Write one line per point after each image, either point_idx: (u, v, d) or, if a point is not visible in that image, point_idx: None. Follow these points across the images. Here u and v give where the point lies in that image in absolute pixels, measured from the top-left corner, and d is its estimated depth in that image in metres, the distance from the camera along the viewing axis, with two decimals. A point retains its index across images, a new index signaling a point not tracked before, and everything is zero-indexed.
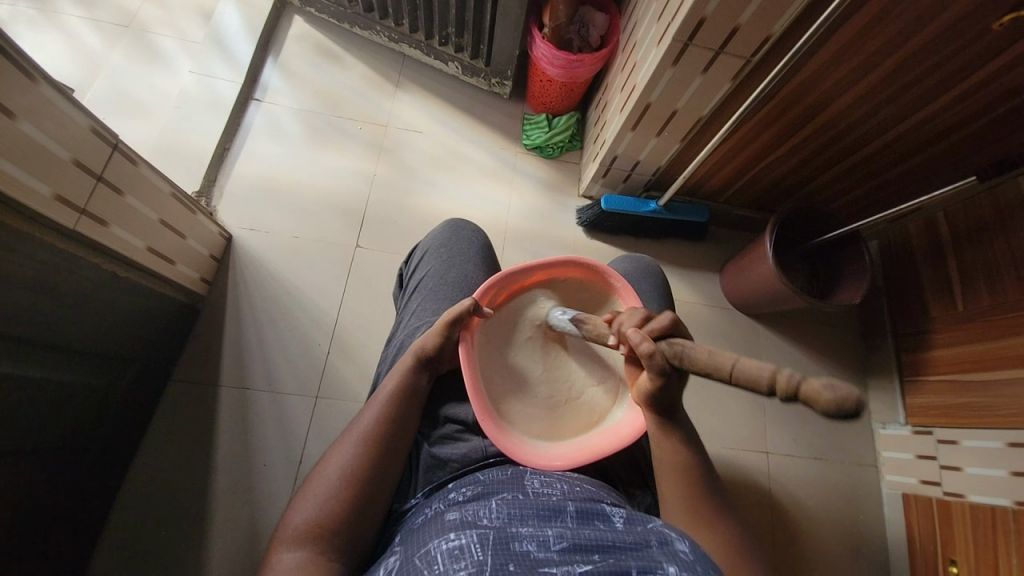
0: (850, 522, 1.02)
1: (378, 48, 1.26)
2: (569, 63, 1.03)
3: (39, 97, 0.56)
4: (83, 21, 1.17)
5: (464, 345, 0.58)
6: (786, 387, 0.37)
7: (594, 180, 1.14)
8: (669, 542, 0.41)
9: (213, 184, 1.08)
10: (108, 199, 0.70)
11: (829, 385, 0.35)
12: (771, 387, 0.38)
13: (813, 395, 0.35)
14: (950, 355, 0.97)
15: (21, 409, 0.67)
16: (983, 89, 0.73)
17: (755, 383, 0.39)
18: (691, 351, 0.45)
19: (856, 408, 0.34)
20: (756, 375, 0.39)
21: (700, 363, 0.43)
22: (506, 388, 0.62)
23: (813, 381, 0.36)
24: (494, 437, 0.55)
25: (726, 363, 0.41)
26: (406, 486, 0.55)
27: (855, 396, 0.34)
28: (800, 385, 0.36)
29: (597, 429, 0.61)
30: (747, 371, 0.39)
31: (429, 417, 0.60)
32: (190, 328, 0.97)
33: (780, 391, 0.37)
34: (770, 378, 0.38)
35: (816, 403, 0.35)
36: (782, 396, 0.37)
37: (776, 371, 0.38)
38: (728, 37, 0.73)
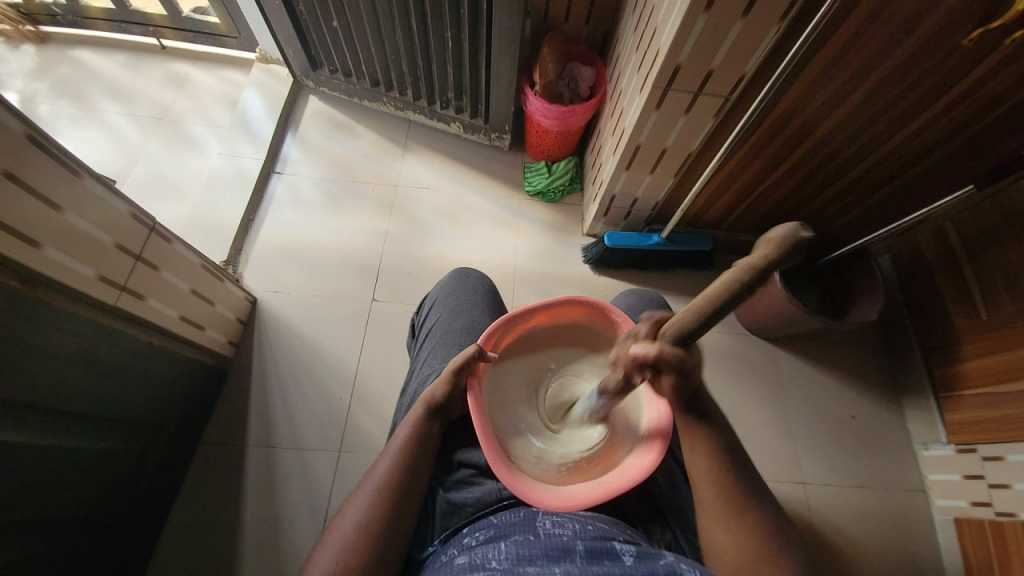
0: (903, 554, 0.96)
1: (386, 117, 1.36)
2: (562, 114, 1.09)
3: (84, 190, 0.63)
4: (124, 116, 1.32)
5: (471, 392, 0.59)
6: (747, 276, 0.37)
7: (596, 220, 1.18)
8: (676, 571, 0.42)
9: (239, 253, 1.16)
10: (145, 275, 0.76)
11: (770, 242, 0.36)
12: (742, 289, 0.38)
13: (767, 260, 0.36)
14: (983, 367, 0.93)
15: (61, 478, 0.71)
16: (963, 102, 0.76)
17: (730, 298, 0.39)
18: (677, 326, 0.45)
19: (796, 234, 0.35)
20: (723, 293, 0.39)
21: (694, 322, 0.44)
22: (516, 436, 0.63)
23: (754, 252, 0.37)
24: (505, 480, 0.53)
25: (703, 308, 0.41)
26: (422, 533, 0.56)
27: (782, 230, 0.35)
28: (750, 263, 0.37)
29: (617, 469, 0.58)
30: (716, 297, 0.39)
31: (443, 460, 0.61)
32: (218, 390, 1.01)
33: (745, 284, 0.37)
34: (732, 284, 0.38)
35: (777, 261, 0.35)
36: (755, 280, 0.37)
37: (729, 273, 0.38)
38: (704, 80, 0.78)
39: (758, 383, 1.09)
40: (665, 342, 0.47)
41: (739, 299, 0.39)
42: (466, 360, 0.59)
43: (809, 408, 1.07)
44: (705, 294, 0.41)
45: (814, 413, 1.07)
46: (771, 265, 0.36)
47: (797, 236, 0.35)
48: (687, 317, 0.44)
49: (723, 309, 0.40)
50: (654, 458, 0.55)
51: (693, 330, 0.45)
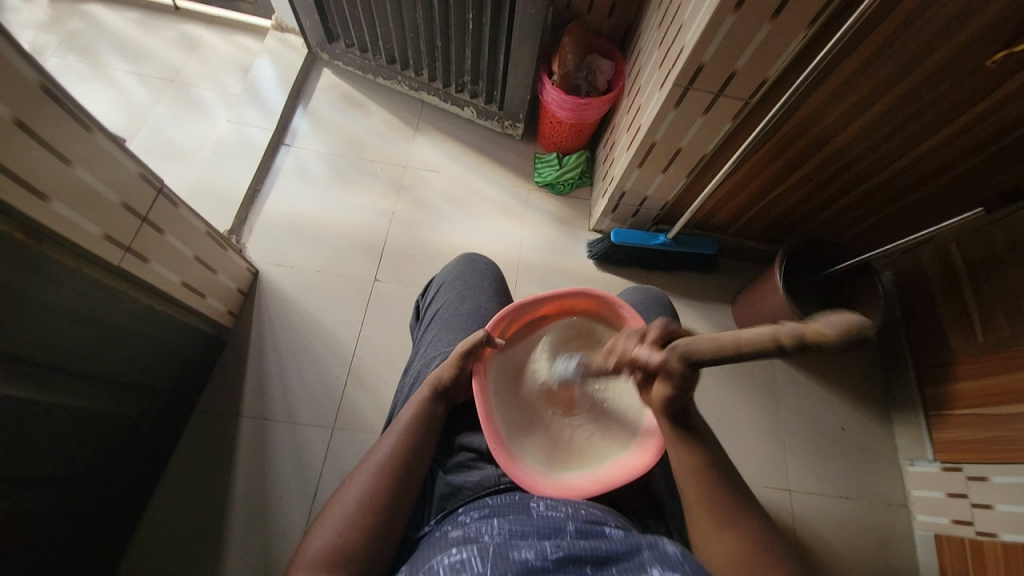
0: (880, 565, 0.97)
1: (399, 96, 1.35)
2: (578, 106, 1.09)
3: (94, 146, 0.62)
4: (131, 75, 1.29)
5: (476, 377, 0.61)
6: (791, 340, 0.37)
7: (604, 215, 1.18)
8: (659, 547, 0.43)
9: (243, 223, 1.15)
10: (150, 238, 0.75)
11: (830, 324, 0.35)
12: (778, 345, 0.38)
13: (820, 338, 0.36)
14: (974, 387, 0.95)
15: (55, 435, 0.70)
16: (981, 123, 0.76)
17: (761, 348, 0.39)
18: (693, 346, 0.45)
19: (860, 332, 0.35)
20: (757, 339, 0.39)
21: (705, 348, 0.44)
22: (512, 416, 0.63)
23: (811, 322, 0.36)
24: (506, 465, 0.55)
25: (730, 344, 0.41)
26: (422, 514, 0.56)
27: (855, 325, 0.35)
28: (802, 331, 0.36)
29: (614, 460, 0.60)
30: (749, 338, 0.39)
31: (444, 442, 0.61)
32: (215, 359, 1.01)
33: (787, 345, 0.37)
34: (773, 338, 0.38)
35: (826, 345, 0.35)
36: (794, 349, 0.37)
37: (777, 326, 0.38)
38: (726, 81, 0.77)
39: (752, 389, 1.10)
40: (673, 354, 0.47)
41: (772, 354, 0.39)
42: (474, 344, 0.60)
43: (801, 417, 1.08)
44: (741, 331, 0.40)
45: (805, 422, 1.08)
46: (819, 348, 0.36)
47: (860, 332, 0.35)
48: (707, 342, 0.43)
49: (747, 354, 0.40)
50: (654, 453, 0.58)
51: (703, 357, 0.44)
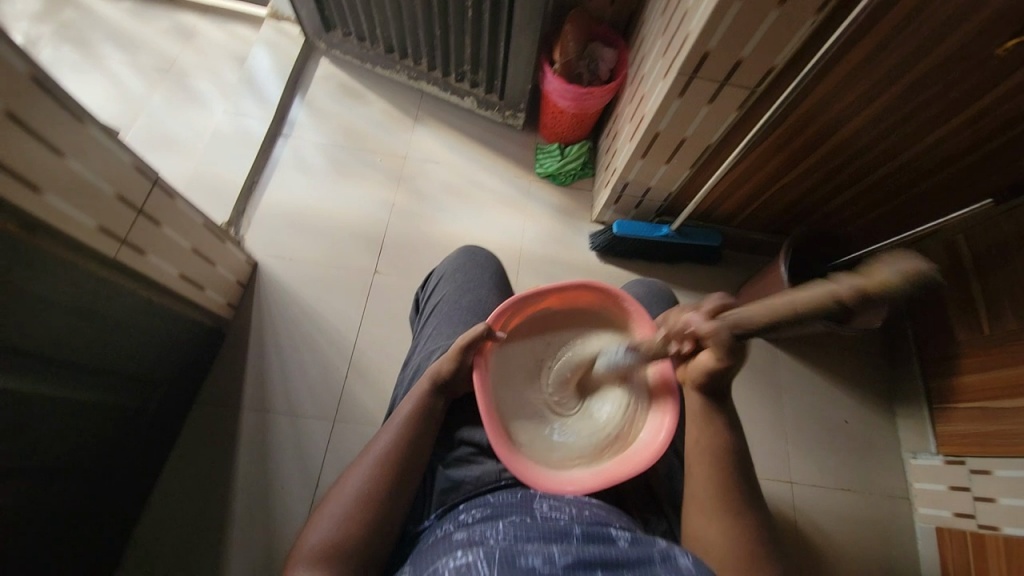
0: (882, 557, 0.97)
1: (398, 86, 1.33)
2: (580, 95, 1.07)
3: (86, 137, 0.61)
4: (127, 65, 1.27)
5: (477, 370, 0.60)
6: (851, 297, 0.37)
7: (606, 207, 1.16)
8: (671, 556, 0.43)
9: (241, 215, 1.14)
10: (146, 230, 0.74)
11: (887, 271, 0.35)
12: (837, 302, 0.38)
13: (878, 289, 0.35)
14: (980, 381, 0.94)
15: (53, 429, 0.70)
16: (992, 112, 0.74)
17: (822, 307, 0.39)
18: (749, 314, 0.46)
19: (923, 272, 0.34)
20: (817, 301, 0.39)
21: (762, 315, 0.45)
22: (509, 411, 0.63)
23: (868, 275, 0.36)
24: (506, 460, 0.55)
25: (786, 304, 0.41)
26: (421, 507, 0.56)
27: (918, 269, 0.34)
28: (861, 285, 0.36)
29: (620, 455, 0.59)
30: (807, 301, 0.39)
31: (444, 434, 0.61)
32: (215, 352, 1.00)
33: (847, 302, 0.37)
34: (832, 296, 0.38)
35: (887, 294, 0.35)
36: (850, 303, 0.37)
37: (832, 284, 0.38)
38: (731, 69, 0.76)
39: (755, 382, 1.09)
40: (725, 325, 0.49)
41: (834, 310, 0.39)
42: (475, 336, 0.59)
43: (804, 410, 1.08)
44: (794, 296, 0.41)
45: (808, 415, 1.07)
46: (886, 295, 0.35)
47: (923, 274, 0.34)
48: (759, 312, 0.44)
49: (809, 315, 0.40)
50: (659, 449, 0.57)
51: (761, 323, 0.45)
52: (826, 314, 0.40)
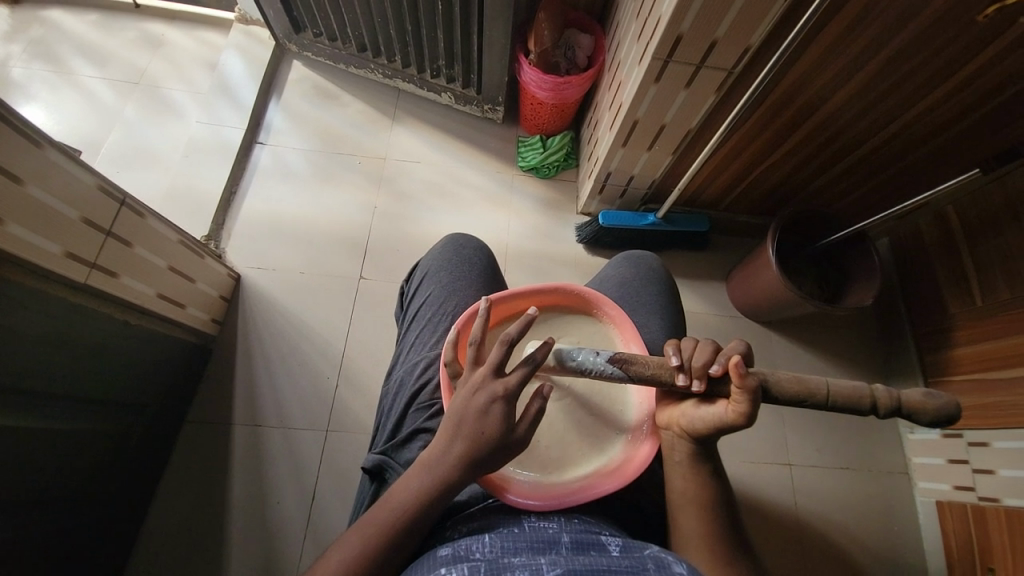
0: (882, 534, 0.98)
1: (374, 85, 1.30)
2: (558, 86, 1.04)
3: (47, 162, 0.59)
4: (97, 80, 1.24)
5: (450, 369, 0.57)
6: (889, 401, 0.44)
7: (591, 198, 1.15)
8: (666, 565, 0.42)
9: (221, 228, 1.12)
10: (117, 252, 0.72)
11: (931, 394, 0.43)
12: (876, 402, 0.45)
13: (918, 405, 0.43)
14: (973, 353, 0.93)
15: (38, 460, 0.69)
16: (977, 80, 0.72)
17: (859, 401, 0.45)
18: (783, 380, 0.48)
19: (954, 409, 0.43)
20: (857, 394, 0.46)
21: (793, 390, 0.47)
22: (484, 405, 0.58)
23: (910, 394, 0.44)
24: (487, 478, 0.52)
25: (828, 389, 0.46)
26: None
27: (958, 403, 0.43)
28: (904, 398, 0.44)
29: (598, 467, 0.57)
30: (846, 390, 0.46)
31: (393, 448, 0.62)
32: (203, 369, 0.99)
33: (883, 405, 0.45)
34: (872, 396, 0.45)
35: (922, 411, 0.43)
36: (885, 410, 0.45)
37: (874, 390, 0.45)
38: (707, 52, 0.74)
39: None
40: (759, 382, 0.48)
41: (863, 410, 0.46)
42: (526, 434, 0.49)
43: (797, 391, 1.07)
44: (833, 382, 0.47)
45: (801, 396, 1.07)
46: (916, 413, 0.43)
47: (950, 413, 0.44)
48: (792, 380, 0.47)
49: (840, 404, 0.46)
50: (639, 465, 0.55)
51: (785, 396, 0.48)
52: (854, 410, 0.46)
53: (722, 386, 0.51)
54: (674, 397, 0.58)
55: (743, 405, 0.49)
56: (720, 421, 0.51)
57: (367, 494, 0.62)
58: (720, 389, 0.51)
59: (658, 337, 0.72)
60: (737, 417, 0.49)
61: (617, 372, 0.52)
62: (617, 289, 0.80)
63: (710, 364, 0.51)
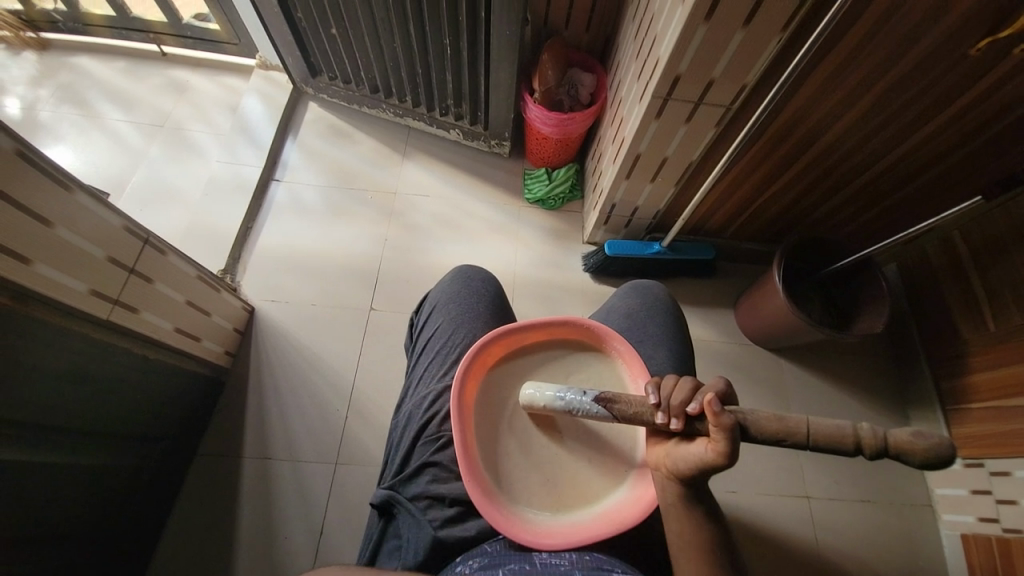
0: (907, 570, 0.94)
1: (385, 123, 1.36)
2: (562, 122, 1.08)
3: (76, 205, 0.62)
4: (123, 122, 1.31)
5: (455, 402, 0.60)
6: (874, 443, 0.42)
7: (596, 228, 1.17)
8: None
9: (237, 262, 1.15)
10: (139, 288, 0.75)
11: (919, 434, 0.41)
12: (861, 441, 0.43)
13: (906, 446, 0.41)
14: (990, 379, 0.92)
15: (54, 494, 0.70)
16: (974, 110, 0.74)
17: (843, 441, 0.43)
18: (760, 418, 0.46)
19: (949, 450, 0.40)
20: (839, 435, 0.43)
21: (773, 430, 0.46)
22: (493, 438, 0.60)
23: (897, 433, 0.42)
24: (482, 506, 0.54)
25: (807, 428, 0.45)
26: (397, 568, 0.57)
27: (950, 442, 0.39)
28: (890, 438, 0.42)
29: (600, 513, 0.56)
30: (827, 430, 0.44)
31: (400, 483, 0.63)
32: (215, 401, 1.00)
33: (868, 446, 0.42)
34: (854, 434, 0.43)
35: (912, 453, 0.40)
36: (872, 451, 0.42)
37: (859, 429, 0.43)
38: (704, 89, 0.77)
39: (761, 393, 1.07)
40: (733, 420, 0.46)
41: (848, 451, 0.44)
42: None
43: None
44: (814, 421, 0.45)
45: None
46: (905, 455, 0.41)
47: (947, 456, 0.40)
48: (771, 418, 0.46)
49: (823, 446, 0.44)
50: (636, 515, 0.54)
51: (764, 435, 0.46)
52: (838, 451, 0.44)
53: (701, 424, 0.50)
54: (659, 436, 0.56)
55: (722, 445, 0.47)
56: (700, 461, 0.49)
57: (376, 529, 0.63)
58: (699, 427, 0.50)
59: (665, 368, 0.72)
60: (717, 456, 0.47)
61: (600, 412, 0.54)
62: (623, 319, 0.80)
63: (688, 402, 0.50)
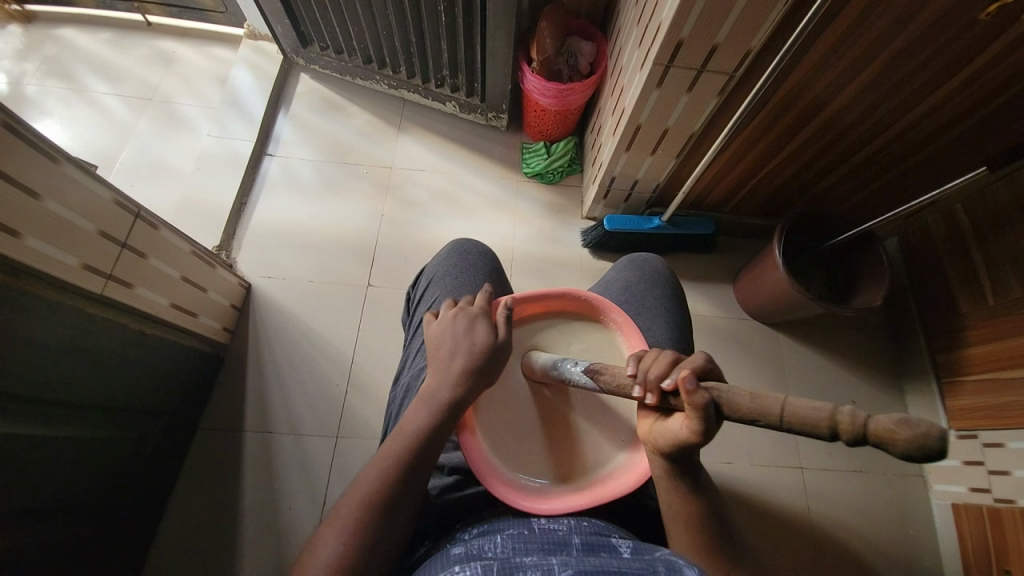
0: (897, 537, 0.96)
1: (380, 96, 1.32)
2: (560, 92, 1.05)
3: (63, 177, 0.61)
4: (110, 95, 1.28)
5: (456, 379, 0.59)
6: (851, 428, 0.34)
7: (595, 202, 1.15)
8: (677, 569, 0.40)
9: (232, 239, 1.14)
10: (132, 262, 0.74)
11: (905, 420, 0.31)
12: (837, 425, 0.35)
13: (887, 435, 0.32)
14: (986, 352, 0.92)
15: (57, 468, 0.71)
16: (983, 77, 0.72)
17: (817, 425, 0.36)
18: (732, 395, 0.41)
19: (939, 443, 0.30)
20: (814, 416, 0.36)
21: (744, 408, 0.40)
22: (492, 406, 0.62)
23: (879, 417, 0.33)
24: (482, 473, 0.55)
25: (777, 407, 0.38)
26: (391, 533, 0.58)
27: (939, 429, 0.30)
28: (870, 424, 0.33)
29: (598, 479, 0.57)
30: (800, 410, 0.36)
31: None
32: (215, 378, 1.01)
33: (845, 433, 0.34)
34: (830, 417, 0.35)
35: (893, 444, 0.31)
36: (850, 437, 0.34)
37: (839, 410, 0.35)
38: (707, 56, 0.74)
39: (758, 367, 1.08)
40: (705, 396, 0.42)
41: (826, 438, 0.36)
42: None
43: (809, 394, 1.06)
44: (790, 399, 0.37)
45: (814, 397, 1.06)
46: (886, 445, 0.32)
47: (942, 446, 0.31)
48: (744, 395, 0.40)
49: (795, 428, 0.37)
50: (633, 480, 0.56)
51: (740, 416, 0.40)
52: (816, 437, 0.36)
53: (676, 399, 0.46)
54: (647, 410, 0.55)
55: (696, 423, 0.44)
56: (679, 438, 0.48)
57: None
58: (674, 404, 0.47)
59: (664, 341, 0.72)
60: (692, 434, 0.45)
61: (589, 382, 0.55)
62: (621, 292, 0.80)
63: (665, 377, 0.47)
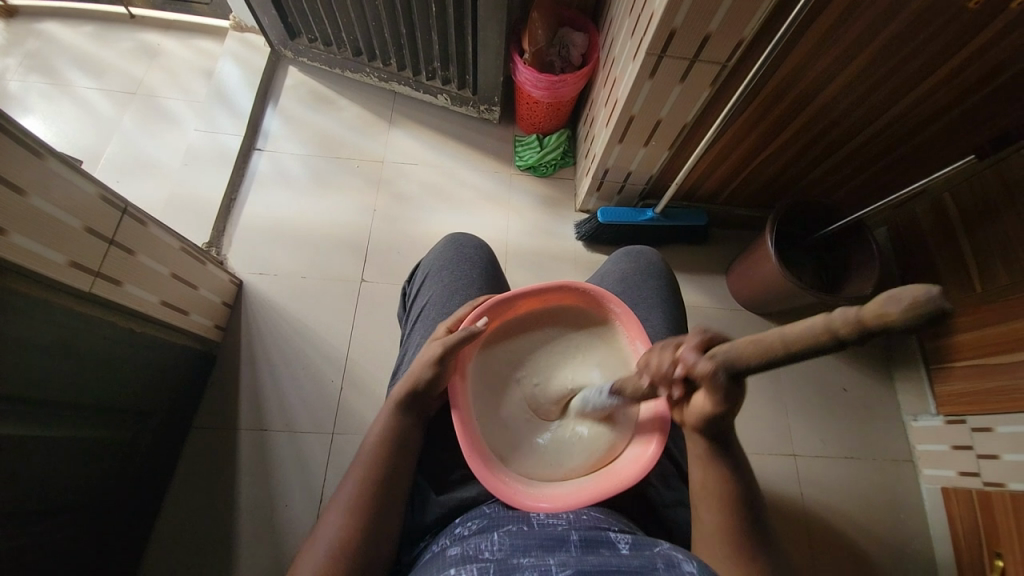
0: (888, 522, 0.98)
1: (370, 89, 1.30)
2: (552, 84, 1.04)
3: (47, 172, 0.59)
4: (93, 90, 1.25)
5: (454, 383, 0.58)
6: (847, 327, 0.29)
7: (589, 195, 1.15)
8: (675, 564, 0.41)
9: (221, 235, 1.12)
10: (120, 259, 0.73)
11: (886, 297, 0.27)
12: (836, 337, 0.30)
13: (881, 316, 0.27)
14: (973, 338, 0.94)
15: (48, 470, 0.70)
16: (972, 65, 0.72)
17: (817, 341, 0.31)
18: (732, 350, 0.37)
19: (932, 303, 0.26)
20: (810, 331, 0.31)
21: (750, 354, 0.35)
22: (492, 402, 0.63)
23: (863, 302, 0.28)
24: (481, 474, 0.54)
25: (775, 343, 0.33)
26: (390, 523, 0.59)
27: (917, 290, 0.26)
28: (857, 314, 0.28)
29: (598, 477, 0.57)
30: (795, 334, 0.32)
31: None
32: (207, 376, 1.00)
33: (843, 333, 0.29)
34: (825, 328, 0.30)
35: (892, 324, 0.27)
36: (849, 333, 0.29)
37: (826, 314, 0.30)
38: (700, 46, 0.74)
39: None
40: (715, 362, 0.39)
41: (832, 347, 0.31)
42: None
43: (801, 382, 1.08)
44: (782, 327, 0.33)
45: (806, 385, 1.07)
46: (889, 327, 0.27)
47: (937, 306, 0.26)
48: (742, 345, 0.36)
49: (803, 354, 0.32)
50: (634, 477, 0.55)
51: (751, 364, 0.36)
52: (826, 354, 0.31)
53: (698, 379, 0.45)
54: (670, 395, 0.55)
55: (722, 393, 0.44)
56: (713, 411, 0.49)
57: None
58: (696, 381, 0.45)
59: (660, 332, 0.72)
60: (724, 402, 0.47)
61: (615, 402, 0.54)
62: (617, 283, 0.80)
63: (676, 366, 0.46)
